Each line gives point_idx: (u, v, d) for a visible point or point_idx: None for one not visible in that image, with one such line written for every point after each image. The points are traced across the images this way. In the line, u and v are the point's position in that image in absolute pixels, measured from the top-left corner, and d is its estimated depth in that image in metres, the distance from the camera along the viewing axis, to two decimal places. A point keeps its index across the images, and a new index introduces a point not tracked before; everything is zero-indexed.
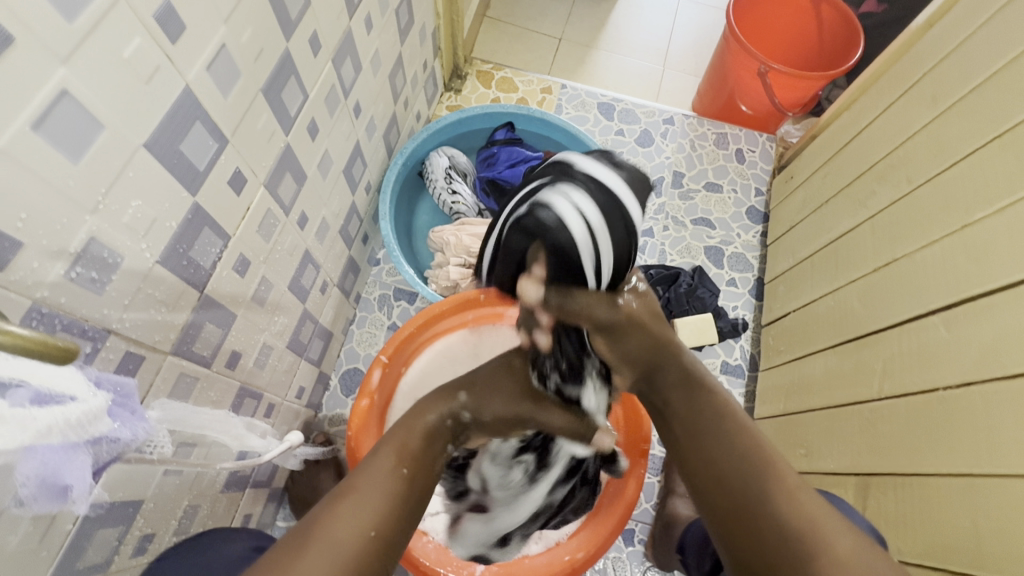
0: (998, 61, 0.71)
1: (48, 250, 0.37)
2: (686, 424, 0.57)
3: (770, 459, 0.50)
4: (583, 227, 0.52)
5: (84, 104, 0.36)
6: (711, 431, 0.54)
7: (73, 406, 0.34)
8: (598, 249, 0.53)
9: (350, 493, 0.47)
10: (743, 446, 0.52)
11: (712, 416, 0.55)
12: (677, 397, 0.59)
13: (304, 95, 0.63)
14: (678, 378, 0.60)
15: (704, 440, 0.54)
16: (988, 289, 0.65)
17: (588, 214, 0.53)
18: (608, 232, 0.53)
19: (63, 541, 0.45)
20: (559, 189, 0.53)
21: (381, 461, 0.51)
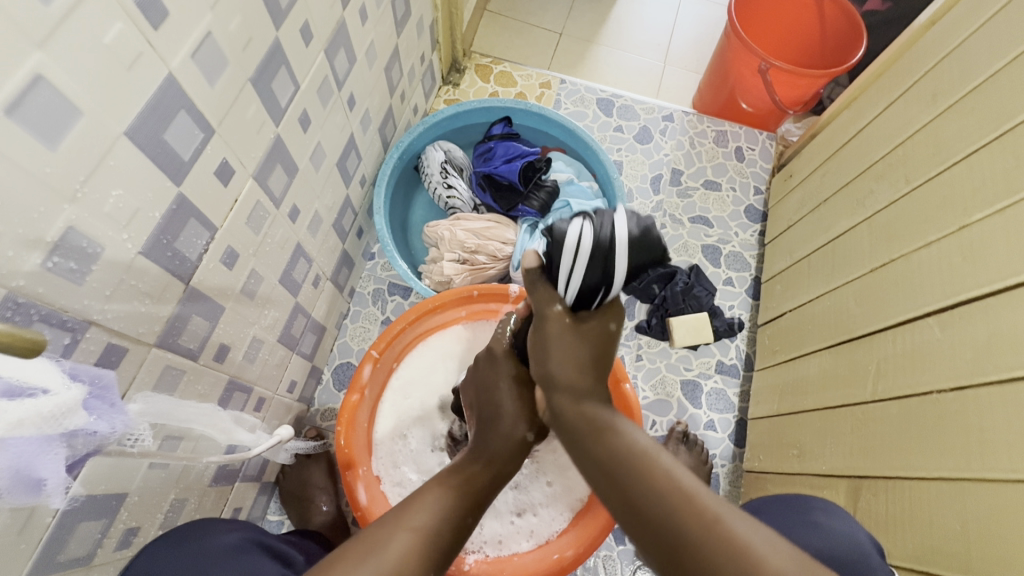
0: (998, 61, 0.70)
1: (25, 239, 0.36)
2: (598, 470, 0.45)
3: (690, 492, 0.40)
4: (570, 247, 0.50)
5: (60, 89, 0.35)
6: (628, 474, 0.43)
7: (45, 399, 0.34)
8: (568, 273, 0.51)
9: (421, 534, 0.45)
10: (664, 491, 0.41)
11: (625, 455, 0.44)
12: (581, 439, 0.47)
13: (295, 86, 0.62)
14: (583, 420, 0.48)
15: (620, 489, 0.42)
16: (984, 291, 0.64)
17: (581, 240, 0.50)
18: (585, 264, 0.50)
19: (42, 535, 0.44)
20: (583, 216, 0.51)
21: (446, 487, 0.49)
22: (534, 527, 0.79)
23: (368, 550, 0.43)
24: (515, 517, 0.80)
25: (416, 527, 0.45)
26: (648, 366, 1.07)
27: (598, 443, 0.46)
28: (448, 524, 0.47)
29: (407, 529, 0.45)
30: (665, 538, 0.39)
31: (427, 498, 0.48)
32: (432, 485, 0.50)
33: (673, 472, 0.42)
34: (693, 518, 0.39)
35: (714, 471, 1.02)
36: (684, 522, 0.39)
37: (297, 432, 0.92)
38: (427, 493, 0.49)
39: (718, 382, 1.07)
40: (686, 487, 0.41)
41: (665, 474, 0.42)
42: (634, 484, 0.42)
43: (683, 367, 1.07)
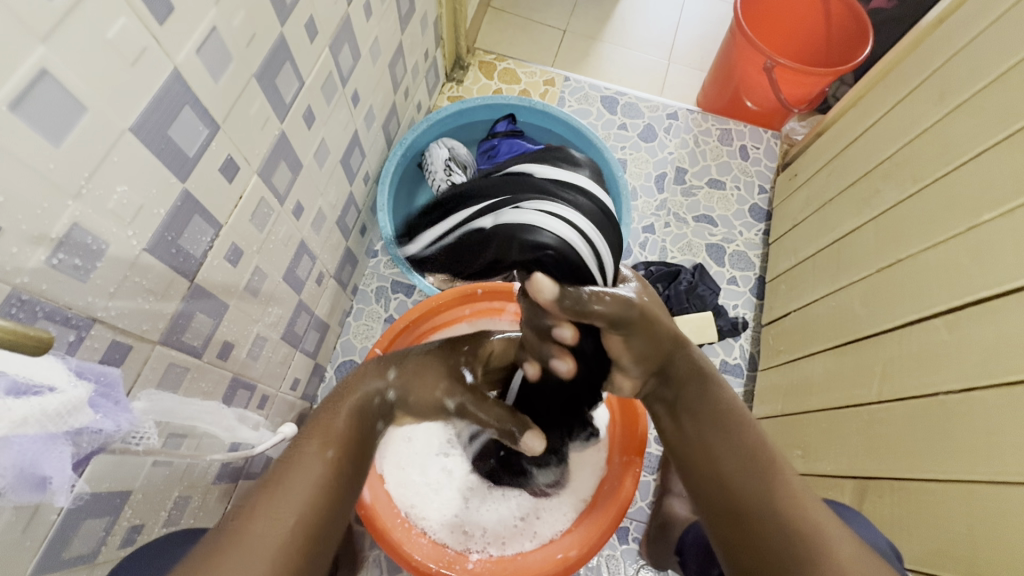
0: (1007, 60, 0.70)
1: (29, 236, 0.36)
2: (695, 417, 0.56)
3: (774, 458, 0.52)
4: (581, 238, 0.50)
5: (65, 85, 0.35)
6: (724, 428, 0.54)
7: (51, 397, 0.33)
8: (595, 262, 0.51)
9: (296, 521, 0.44)
10: (748, 448, 0.53)
11: (723, 412, 0.55)
12: (689, 386, 0.57)
13: (299, 82, 0.62)
14: (690, 369, 0.57)
15: (712, 442, 0.54)
16: (992, 292, 0.64)
17: (581, 240, 0.50)
18: (598, 233, 0.52)
19: (46, 532, 0.44)
20: (546, 210, 0.50)
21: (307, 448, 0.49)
22: (535, 528, 0.79)
23: (244, 544, 0.41)
24: (517, 520, 0.80)
25: (297, 518, 0.44)
26: None
27: (702, 393, 0.56)
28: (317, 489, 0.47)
29: (285, 521, 0.43)
30: (739, 484, 0.51)
31: (307, 477, 0.47)
32: (313, 453, 0.48)
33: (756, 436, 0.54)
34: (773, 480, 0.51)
35: None
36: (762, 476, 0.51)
37: (301, 430, 0.92)
38: (304, 467, 0.47)
39: None
40: (764, 451, 0.53)
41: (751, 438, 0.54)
42: (728, 440, 0.54)
43: None
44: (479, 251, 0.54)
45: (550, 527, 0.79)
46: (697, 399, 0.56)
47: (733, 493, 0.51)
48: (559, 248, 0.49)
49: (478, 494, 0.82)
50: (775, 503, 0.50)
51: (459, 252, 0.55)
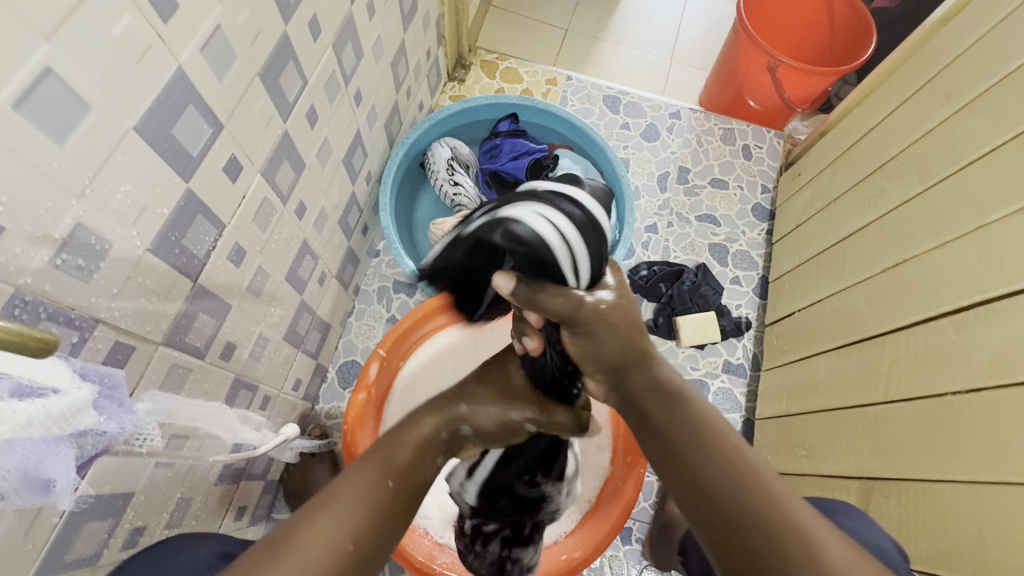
0: (1014, 59, 0.69)
1: (32, 236, 0.36)
2: (662, 436, 0.47)
3: (752, 464, 0.43)
4: (558, 239, 0.48)
5: (70, 83, 0.35)
6: (692, 439, 0.46)
7: (55, 399, 0.33)
8: (571, 264, 0.49)
9: (350, 545, 0.40)
10: (731, 465, 0.43)
11: (692, 424, 0.46)
12: (651, 407, 0.49)
13: (303, 81, 0.62)
14: (650, 386, 0.50)
15: (685, 459, 0.45)
16: (999, 292, 0.64)
17: (563, 228, 0.48)
18: (583, 242, 0.49)
19: (49, 535, 0.43)
20: (533, 207, 0.49)
21: (368, 471, 0.46)
22: None
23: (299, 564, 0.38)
24: None
25: (357, 545, 0.41)
26: None
27: (666, 409, 0.48)
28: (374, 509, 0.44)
29: (345, 548, 0.40)
30: (731, 511, 0.41)
31: (366, 503, 0.43)
32: (373, 483, 0.45)
33: (739, 449, 0.44)
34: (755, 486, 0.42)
35: None
36: (754, 497, 0.41)
37: (302, 430, 0.91)
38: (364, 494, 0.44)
39: (725, 382, 1.07)
40: (753, 466, 0.43)
41: (734, 451, 0.44)
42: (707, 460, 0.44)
43: (690, 367, 1.07)
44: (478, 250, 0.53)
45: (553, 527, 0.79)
46: (664, 418, 0.48)
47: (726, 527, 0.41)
48: (531, 242, 0.48)
49: None
50: (759, 512, 0.40)
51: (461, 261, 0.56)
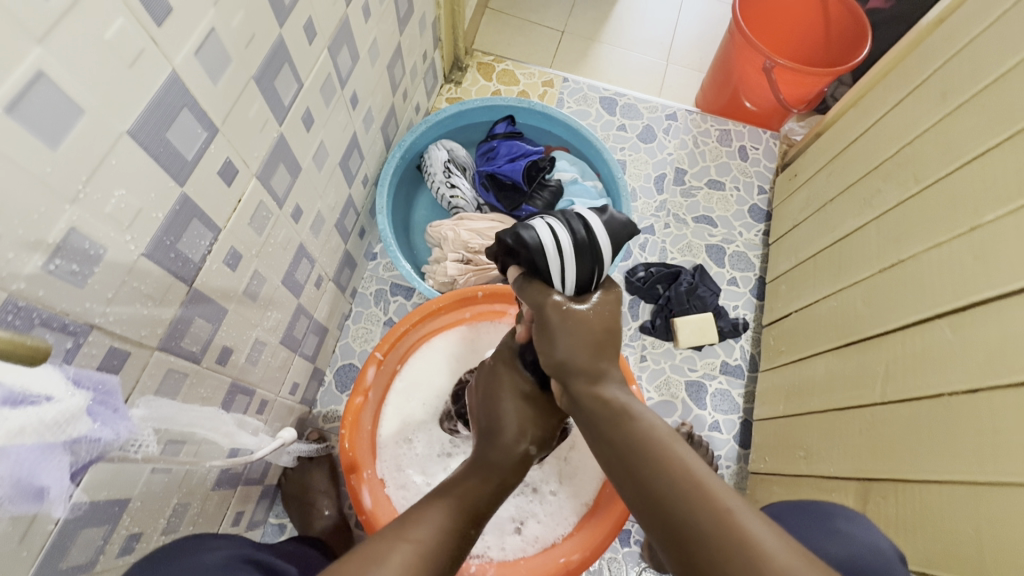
0: (1009, 59, 0.70)
1: (25, 241, 0.35)
2: (614, 456, 0.46)
3: (701, 480, 0.41)
4: (553, 246, 0.50)
5: (62, 87, 0.34)
6: (641, 456, 0.44)
7: (48, 407, 0.33)
8: (557, 267, 0.50)
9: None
10: (681, 483, 0.41)
11: (642, 442, 0.45)
12: (601, 429, 0.47)
13: (298, 84, 0.61)
14: (598, 406, 0.48)
15: (636, 479, 0.43)
16: (996, 291, 0.64)
17: (560, 237, 0.51)
18: (575, 255, 0.50)
19: (44, 542, 0.43)
20: (545, 217, 0.52)
21: (445, 506, 0.48)
22: (536, 531, 0.78)
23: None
24: (516, 526, 0.78)
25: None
26: (653, 366, 1.06)
27: (614, 430, 0.46)
28: (449, 537, 0.46)
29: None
30: (685, 531, 0.40)
31: (443, 542, 0.45)
32: (458, 524, 0.47)
33: (688, 463, 0.42)
34: (704, 504, 0.40)
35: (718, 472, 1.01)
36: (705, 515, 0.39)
37: (299, 435, 0.91)
38: (447, 532, 0.46)
39: (723, 383, 1.07)
40: (701, 479, 0.41)
41: (683, 466, 0.42)
42: (655, 481, 0.42)
43: (688, 368, 1.07)
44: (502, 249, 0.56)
45: (552, 529, 0.78)
46: (613, 438, 0.46)
47: (686, 551, 0.39)
48: (529, 244, 0.51)
49: None
50: (708, 528, 0.39)
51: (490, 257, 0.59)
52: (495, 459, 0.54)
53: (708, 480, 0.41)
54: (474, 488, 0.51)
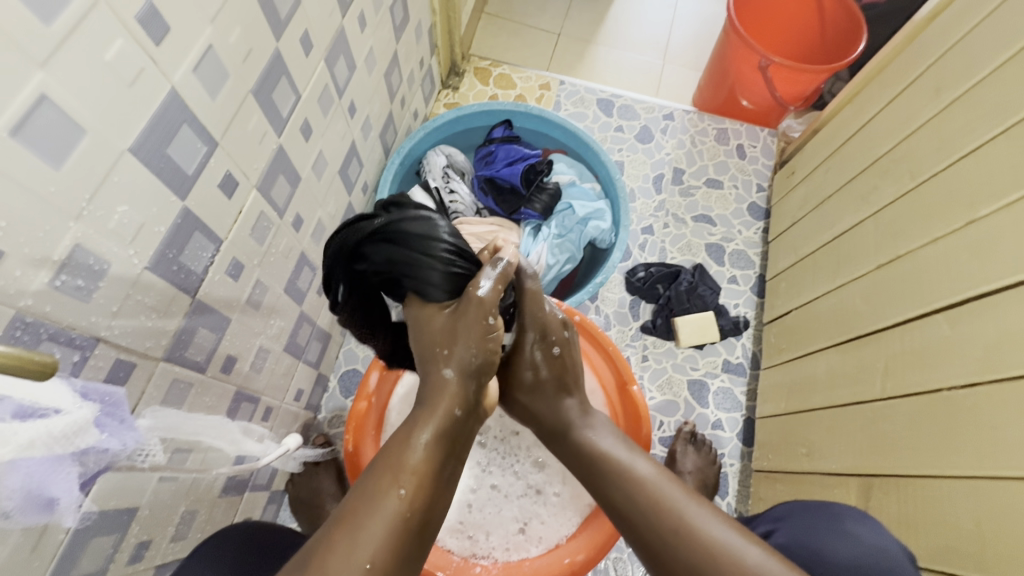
0: (1002, 55, 0.70)
1: (31, 259, 0.36)
2: (580, 469, 0.58)
3: (647, 489, 0.53)
4: (432, 226, 0.57)
5: (64, 108, 0.35)
6: (599, 468, 0.57)
7: (56, 419, 0.34)
8: (430, 226, 0.56)
9: (369, 567, 0.41)
10: (633, 493, 0.53)
11: (593, 459, 0.57)
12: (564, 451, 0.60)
13: (296, 96, 0.62)
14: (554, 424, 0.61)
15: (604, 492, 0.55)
16: (991, 287, 0.64)
17: (438, 226, 0.57)
18: (422, 219, 0.56)
19: (56, 551, 0.44)
20: (407, 219, 0.56)
21: (378, 487, 0.45)
22: (541, 532, 0.79)
23: None
24: (519, 526, 0.80)
25: (373, 564, 0.41)
26: (655, 366, 1.07)
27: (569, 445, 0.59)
28: (390, 526, 0.43)
29: (361, 566, 0.41)
30: (645, 526, 0.52)
31: (378, 527, 0.43)
32: (387, 493, 0.44)
33: (633, 471, 0.55)
34: (654, 506, 0.52)
35: (722, 470, 1.01)
36: (658, 516, 0.52)
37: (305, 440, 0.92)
38: (379, 512, 0.43)
39: (725, 381, 1.07)
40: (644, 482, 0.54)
41: (640, 485, 0.54)
42: (620, 502, 0.54)
43: (690, 367, 1.07)
44: (411, 260, 0.55)
45: (556, 530, 0.78)
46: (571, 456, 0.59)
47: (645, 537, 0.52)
48: (434, 234, 0.56)
49: (482, 499, 0.81)
50: (659, 522, 0.51)
51: (421, 280, 0.55)
52: (439, 386, 0.51)
53: (648, 484, 0.54)
54: (400, 446, 0.47)
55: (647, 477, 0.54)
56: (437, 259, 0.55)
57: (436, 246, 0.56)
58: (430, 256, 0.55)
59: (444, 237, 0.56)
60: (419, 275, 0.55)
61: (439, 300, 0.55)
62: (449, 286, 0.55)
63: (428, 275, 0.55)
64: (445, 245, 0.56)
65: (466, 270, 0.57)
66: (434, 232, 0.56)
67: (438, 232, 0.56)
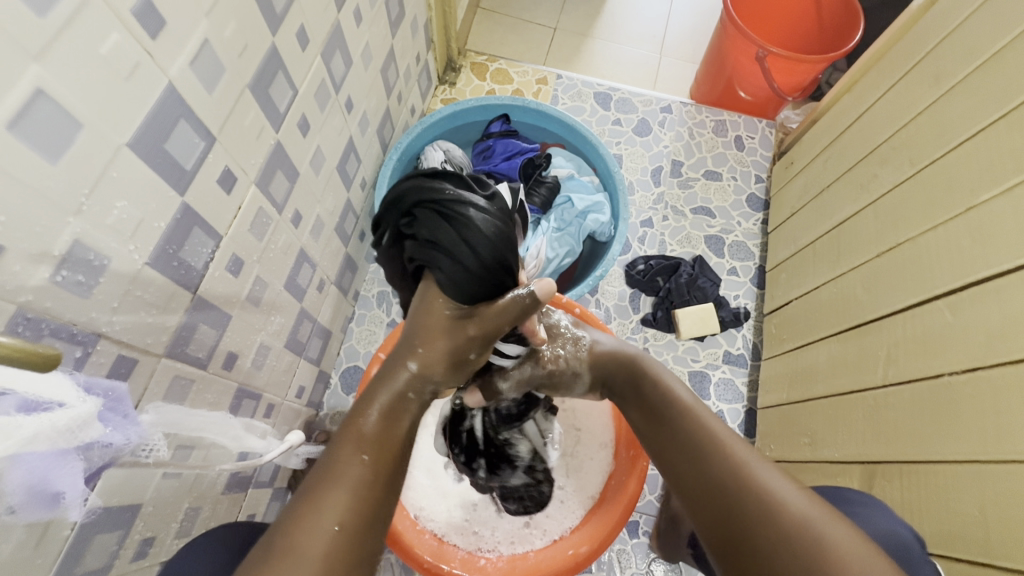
0: (1001, 39, 0.70)
1: (30, 254, 0.36)
2: (649, 408, 0.59)
3: (712, 435, 0.52)
4: (483, 221, 0.53)
5: (60, 102, 0.35)
6: (668, 408, 0.57)
7: (60, 412, 0.34)
8: (479, 222, 0.52)
9: (338, 529, 0.41)
10: (695, 434, 0.53)
11: (665, 399, 0.59)
12: (637, 388, 0.62)
13: (293, 91, 0.62)
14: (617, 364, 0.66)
15: (669, 427, 0.56)
16: (992, 272, 0.64)
17: (489, 221, 0.53)
18: (474, 211, 0.52)
19: (60, 547, 0.44)
20: (460, 205, 0.52)
21: (338, 455, 0.46)
22: (545, 525, 0.79)
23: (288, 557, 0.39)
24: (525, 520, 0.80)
25: (343, 525, 0.42)
26: (656, 358, 1.07)
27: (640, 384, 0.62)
28: (359, 488, 0.44)
29: (330, 530, 0.41)
30: (701, 462, 0.51)
31: (343, 491, 0.43)
32: (349, 460, 0.46)
33: (702, 415, 0.55)
34: (715, 450, 0.51)
35: None
36: (714, 454, 0.51)
37: (307, 437, 0.91)
38: (344, 480, 0.44)
39: (726, 372, 1.07)
40: (709, 426, 0.54)
41: (710, 432, 0.53)
42: (683, 436, 0.54)
43: (691, 358, 1.07)
44: (440, 249, 0.53)
45: (560, 524, 0.79)
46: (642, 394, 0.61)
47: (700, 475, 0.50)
48: (479, 230, 0.52)
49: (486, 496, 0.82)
50: (717, 461, 0.50)
51: (444, 271, 0.53)
52: None
53: (715, 428, 0.53)
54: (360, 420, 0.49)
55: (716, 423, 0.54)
56: (470, 257, 0.52)
57: (475, 245, 0.52)
58: (465, 252, 0.52)
59: (488, 236, 0.53)
60: (445, 266, 0.53)
61: (451, 297, 0.54)
62: (466, 289, 0.53)
63: (452, 269, 0.52)
64: (485, 247, 0.52)
65: (495, 277, 0.54)
66: (482, 226, 0.52)
67: (485, 225, 0.52)
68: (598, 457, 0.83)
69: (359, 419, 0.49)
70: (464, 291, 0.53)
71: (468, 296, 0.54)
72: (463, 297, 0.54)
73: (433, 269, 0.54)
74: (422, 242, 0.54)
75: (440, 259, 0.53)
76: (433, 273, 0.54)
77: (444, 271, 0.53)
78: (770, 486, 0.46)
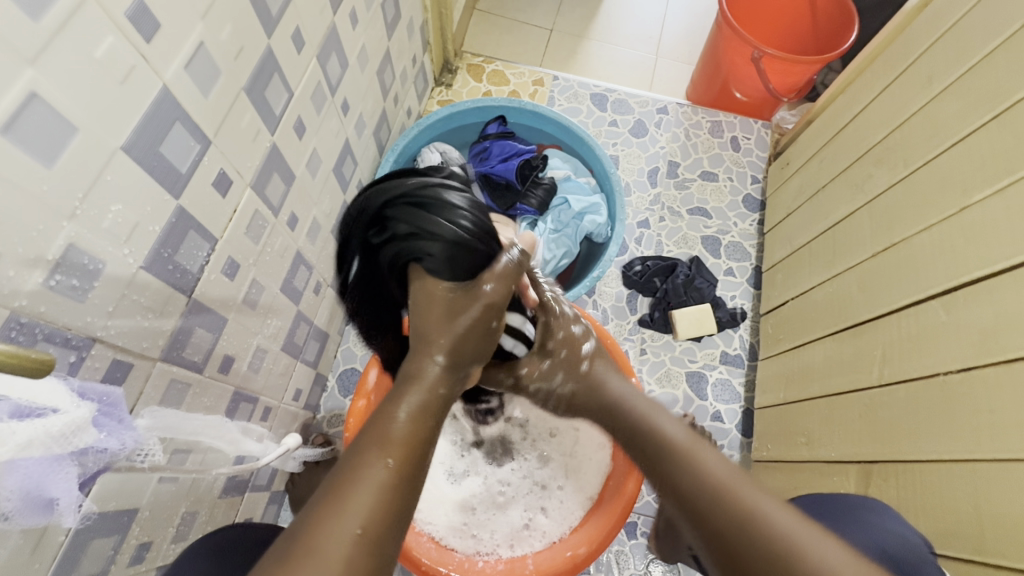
0: (993, 40, 0.70)
1: (25, 259, 0.36)
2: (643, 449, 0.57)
3: (707, 475, 0.51)
4: (457, 202, 0.57)
5: (54, 106, 0.35)
6: (660, 448, 0.56)
7: (54, 418, 0.34)
8: (455, 202, 0.57)
9: (360, 534, 0.39)
10: (691, 476, 0.51)
11: (657, 438, 0.57)
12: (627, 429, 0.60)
13: (289, 93, 0.62)
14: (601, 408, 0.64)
15: (664, 471, 0.54)
16: (986, 272, 0.64)
17: (463, 202, 0.58)
18: (448, 195, 0.57)
19: (55, 553, 0.44)
20: (434, 191, 0.57)
21: (363, 457, 0.43)
22: (543, 527, 0.79)
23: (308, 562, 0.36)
24: (523, 522, 0.80)
25: (366, 530, 0.39)
26: (653, 359, 1.07)
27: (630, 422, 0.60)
28: (382, 492, 0.41)
29: (351, 535, 0.38)
30: (701, 507, 0.49)
31: (367, 495, 0.41)
32: (374, 462, 0.42)
33: (697, 452, 0.53)
34: (712, 492, 0.49)
35: None
36: (713, 497, 0.49)
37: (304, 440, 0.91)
38: (368, 482, 0.41)
39: (723, 373, 1.07)
40: (705, 464, 0.52)
41: (704, 473, 0.51)
42: (679, 479, 0.52)
43: (688, 359, 1.07)
44: (423, 233, 0.55)
45: (559, 525, 0.79)
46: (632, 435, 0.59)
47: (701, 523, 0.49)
48: (456, 209, 0.57)
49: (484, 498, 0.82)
50: (718, 504, 0.48)
51: (431, 252, 0.55)
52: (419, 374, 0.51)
53: (710, 466, 0.51)
54: (387, 418, 0.46)
55: (711, 459, 0.52)
56: (452, 231, 0.55)
57: (454, 222, 0.56)
58: (447, 228, 0.55)
59: (465, 211, 0.57)
60: (430, 246, 0.55)
61: (442, 275, 0.55)
62: (456, 263, 0.55)
63: (437, 247, 0.55)
64: (465, 221, 0.56)
65: (480, 249, 0.56)
66: (457, 205, 0.57)
67: (460, 202, 0.57)
68: (597, 459, 0.83)
69: (384, 418, 0.46)
70: (454, 267, 0.55)
71: (459, 273, 0.55)
72: (455, 274, 0.55)
73: (417, 258, 0.55)
74: (401, 237, 0.56)
75: (424, 244, 0.55)
76: (419, 262, 0.55)
77: (430, 251, 0.55)
78: (776, 527, 0.45)
